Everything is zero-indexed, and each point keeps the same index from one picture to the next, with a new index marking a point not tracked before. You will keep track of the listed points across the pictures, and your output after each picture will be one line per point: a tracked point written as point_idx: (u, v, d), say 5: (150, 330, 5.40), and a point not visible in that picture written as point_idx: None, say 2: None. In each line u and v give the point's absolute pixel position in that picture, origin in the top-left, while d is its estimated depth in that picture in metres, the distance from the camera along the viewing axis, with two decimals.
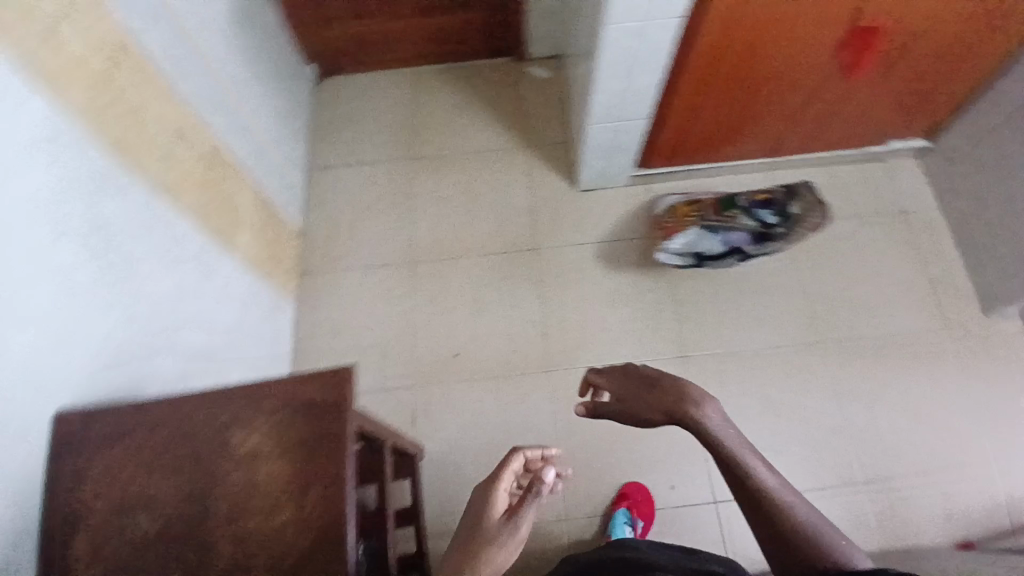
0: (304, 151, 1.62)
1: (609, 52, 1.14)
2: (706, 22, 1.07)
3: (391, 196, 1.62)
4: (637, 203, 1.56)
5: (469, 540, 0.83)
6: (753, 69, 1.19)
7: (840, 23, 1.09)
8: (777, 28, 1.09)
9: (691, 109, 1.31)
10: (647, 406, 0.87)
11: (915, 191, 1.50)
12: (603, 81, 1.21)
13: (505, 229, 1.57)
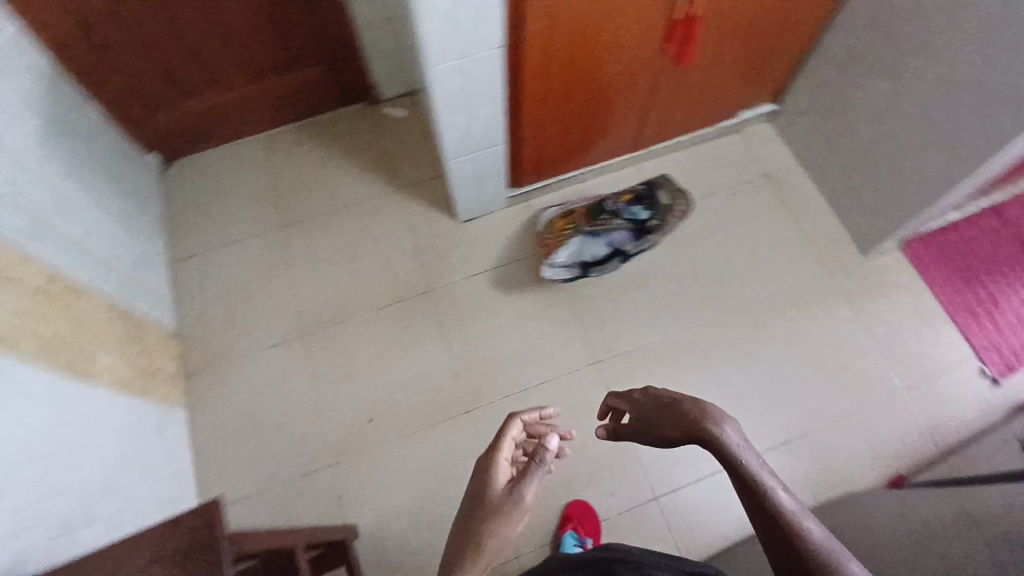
0: (159, 245, 1.52)
1: (441, 89, 1.10)
2: (530, 34, 1.05)
3: (267, 270, 1.52)
4: (521, 221, 1.54)
5: (478, 509, 0.81)
6: (588, 72, 1.20)
7: (654, 16, 1.10)
8: (596, 29, 1.09)
9: (542, 122, 1.30)
10: (662, 427, 0.81)
11: (773, 152, 1.55)
12: (447, 116, 1.18)
13: (394, 278, 1.49)
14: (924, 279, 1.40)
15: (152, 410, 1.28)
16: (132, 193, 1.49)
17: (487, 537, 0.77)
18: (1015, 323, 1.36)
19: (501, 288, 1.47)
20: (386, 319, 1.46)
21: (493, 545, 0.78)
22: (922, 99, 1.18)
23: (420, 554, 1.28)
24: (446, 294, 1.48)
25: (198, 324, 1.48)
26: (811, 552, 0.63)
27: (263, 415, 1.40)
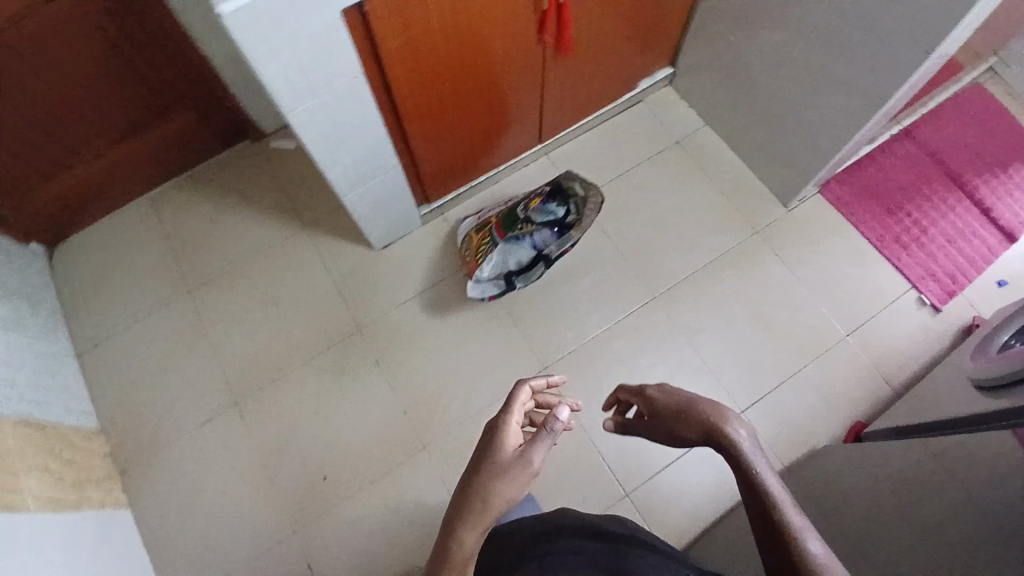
0: (60, 339, 1.39)
1: (309, 131, 1.01)
2: (391, 51, 0.96)
3: (181, 341, 1.40)
4: (442, 236, 1.44)
5: (481, 466, 0.71)
6: (469, 76, 1.12)
7: (525, 8, 1.04)
8: (466, 33, 1.02)
9: (434, 133, 1.22)
10: (676, 428, 0.75)
11: (680, 117, 1.52)
12: (330, 145, 1.07)
13: (317, 324, 1.39)
14: (848, 220, 1.40)
15: (91, 518, 1.15)
16: (16, 290, 1.35)
17: (487, 508, 0.67)
18: (944, 245, 1.37)
19: (433, 312, 1.38)
20: (320, 367, 1.35)
21: (495, 508, 0.68)
22: (804, 42, 1.14)
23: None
24: (377, 328, 1.37)
25: (122, 418, 1.36)
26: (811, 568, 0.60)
27: (206, 499, 1.28)
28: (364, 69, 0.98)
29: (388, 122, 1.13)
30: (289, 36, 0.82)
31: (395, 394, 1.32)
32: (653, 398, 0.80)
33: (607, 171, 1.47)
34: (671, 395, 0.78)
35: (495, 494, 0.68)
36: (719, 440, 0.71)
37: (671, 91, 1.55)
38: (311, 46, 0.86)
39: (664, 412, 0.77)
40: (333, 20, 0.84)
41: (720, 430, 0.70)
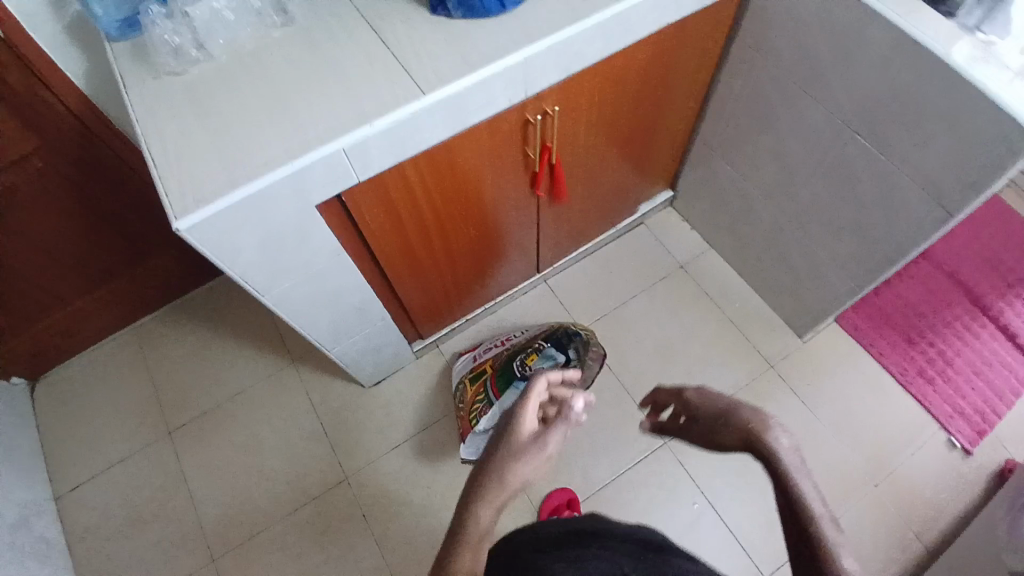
0: (40, 485, 1.26)
1: (291, 303, 0.93)
2: (373, 227, 0.91)
3: (160, 490, 1.29)
4: (437, 372, 1.38)
5: (497, 446, 0.68)
6: (456, 227, 1.05)
7: (514, 164, 0.98)
8: (452, 194, 0.95)
9: (423, 278, 1.14)
10: (715, 439, 0.65)
11: (681, 239, 1.49)
12: (314, 311, 0.99)
13: (304, 470, 1.30)
14: (868, 351, 1.33)
15: None
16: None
17: (502, 492, 0.64)
18: (971, 376, 1.29)
19: (427, 458, 1.30)
20: (306, 522, 1.26)
21: (510, 487, 0.65)
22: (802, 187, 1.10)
23: None
24: (369, 475, 1.29)
25: (97, 575, 1.21)
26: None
27: None
28: (342, 242, 0.90)
29: (372, 280, 1.05)
30: (259, 226, 0.75)
31: (381, 552, 1.22)
32: (691, 396, 0.68)
33: (605, 300, 1.43)
34: (709, 394, 0.67)
35: (509, 479, 0.65)
36: (761, 454, 0.61)
37: (672, 213, 1.51)
38: (286, 237, 0.80)
39: (704, 415, 0.66)
40: (307, 212, 0.78)
41: (764, 445, 0.60)
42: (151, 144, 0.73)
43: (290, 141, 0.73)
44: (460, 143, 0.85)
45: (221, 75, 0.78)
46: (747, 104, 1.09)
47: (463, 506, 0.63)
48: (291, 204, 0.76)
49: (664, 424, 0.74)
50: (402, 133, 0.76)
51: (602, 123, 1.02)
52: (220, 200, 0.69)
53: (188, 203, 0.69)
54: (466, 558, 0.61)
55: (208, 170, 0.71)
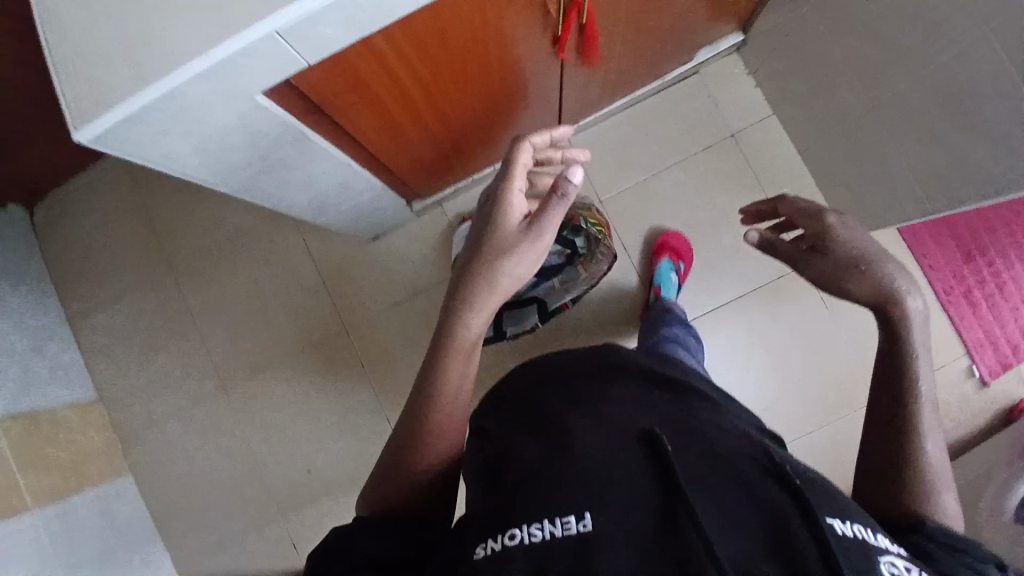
0: (53, 309, 1.30)
1: (254, 183, 0.79)
2: (341, 107, 0.73)
3: (165, 322, 1.30)
4: (439, 232, 1.26)
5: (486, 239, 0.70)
6: (456, 92, 0.85)
7: (528, 20, 0.75)
8: (447, 60, 0.75)
9: (418, 144, 0.97)
10: (840, 278, 0.63)
11: (739, 100, 1.24)
12: (284, 186, 0.85)
13: (303, 317, 1.28)
14: (918, 261, 1.16)
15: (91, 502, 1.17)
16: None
17: (493, 295, 0.67)
18: (1021, 304, 1.13)
19: (426, 318, 1.24)
20: (305, 364, 1.26)
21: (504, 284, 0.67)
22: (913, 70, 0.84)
23: None
24: (368, 328, 1.26)
25: (118, 392, 1.29)
26: (913, 468, 0.55)
27: (196, 486, 1.25)
28: (307, 123, 0.73)
29: (356, 155, 0.89)
30: (187, 116, 0.59)
31: (378, 400, 1.24)
32: (830, 224, 0.65)
33: (636, 171, 1.26)
34: (853, 236, 0.64)
35: (502, 282, 0.68)
36: (886, 311, 0.61)
37: (735, 63, 1.25)
38: (224, 129, 0.64)
39: (837, 254, 0.64)
40: (248, 105, 0.63)
41: (897, 305, 0.60)
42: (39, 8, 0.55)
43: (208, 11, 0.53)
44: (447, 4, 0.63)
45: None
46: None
47: (454, 311, 0.67)
48: (224, 100, 0.60)
49: (779, 243, 0.68)
50: (360, 6, 0.55)
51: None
52: (127, 103, 0.54)
53: (89, 107, 0.55)
54: (465, 357, 0.65)
55: (105, 53, 0.54)
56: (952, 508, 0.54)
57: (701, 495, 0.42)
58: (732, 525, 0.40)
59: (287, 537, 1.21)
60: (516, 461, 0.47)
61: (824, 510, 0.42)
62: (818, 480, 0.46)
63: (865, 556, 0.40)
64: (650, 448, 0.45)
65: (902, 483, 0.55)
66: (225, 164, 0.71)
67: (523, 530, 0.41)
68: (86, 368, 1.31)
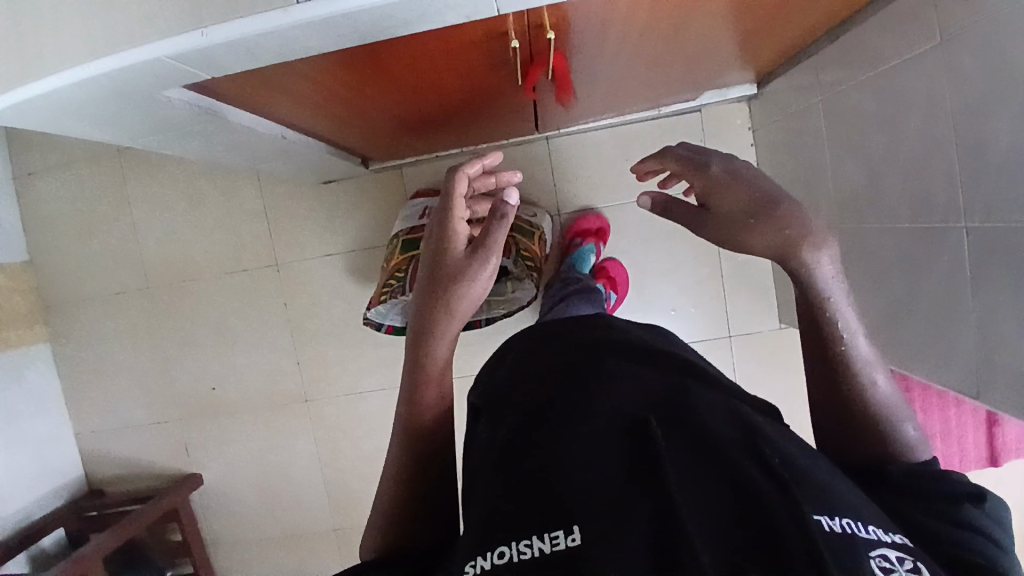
0: None
1: (163, 138, 0.74)
2: (261, 96, 0.67)
3: (103, 204, 1.28)
4: (392, 196, 1.22)
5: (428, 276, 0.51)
6: (403, 101, 0.77)
7: (484, 61, 0.67)
8: (387, 80, 0.67)
9: (368, 126, 0.90)
10: (736, 237, 0.49)
11: (732, 149, 1.16)
12: (205, 141, 0.80)
13: (239, 241, 1.26)
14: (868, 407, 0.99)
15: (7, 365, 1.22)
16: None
17: (455, 319, 0.49)
18: None
19: (357, 278, 1.24)
20: (231, 287, 1.27)
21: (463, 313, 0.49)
22: (889, 217, 0.80)
23: (256, 517, 1.32)
24: (298, 272, 1.25)
25: (48, 260, 1.30)
26: (863, 412, 0.46)
27: (108, 369, 1.31)
28: (223, 103, 0.67)
29: (292, 123, 0.83)
30: (69, 101, 0.54)
31: (293, 342, 1.26)
32: (712, 178, 0.50)
33: (604, 195, 1.18)
34: (747, 182, 0.49)
35: (456, 311, 0.49)
36: (793, 268, 0.47)
37: (742, 115, 1.15)
38: (118, 108, 0.59)
39: (726, 211, 0.49)
40: (147, 98, 0.57)
41: (801, 258, 0.46)
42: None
43: (89, 11, 0.46)
44: (379, 50, 0.57)
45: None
46: (914, 69, 0.69)
47: (411, 353, 0.49)
48: (117, 93, 0.55)
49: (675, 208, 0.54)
50: (262, 43, 0.49)
51: (631, 30, 0.66)
52: (2, 91, 0.50)
53: None
54: (437, 384, 0.49)
55: None
56: (913, 435, 0.46)
57: (682, 478, 0.35)
58: (712, 509, 0.34)
59: (182, 439, 1.31)
60: (501, 449, 0.42)
61: (809, 497, 0.35)
62: (815, 468, 0.38)
63: (850, 547, 0.32)
64: (629, 435, 0.38)
65: (855, 429, 0.46)
66: (122, 128, 0.67)
67: (513, 547, 0.34)
68: (19, 226, 1.29)
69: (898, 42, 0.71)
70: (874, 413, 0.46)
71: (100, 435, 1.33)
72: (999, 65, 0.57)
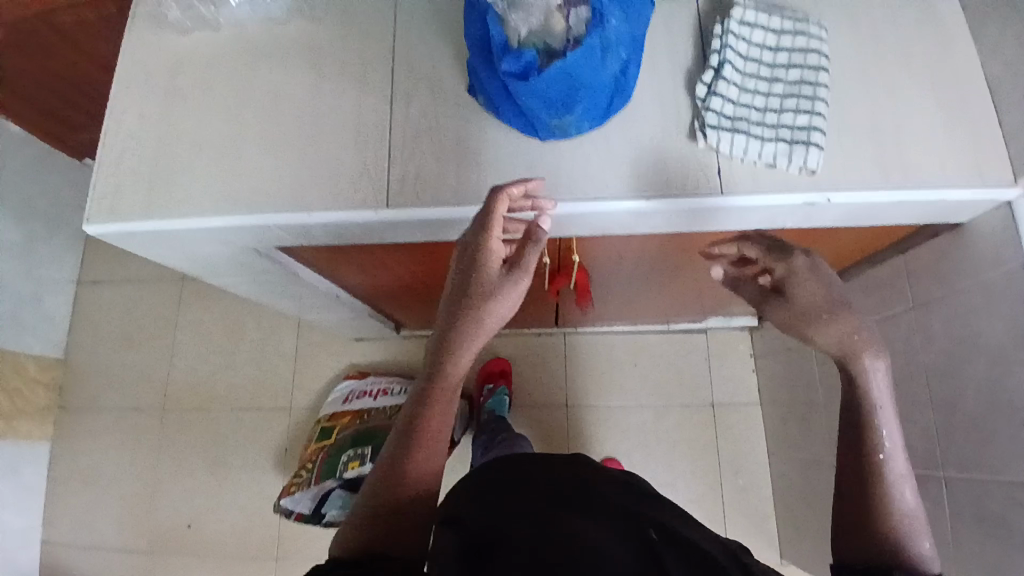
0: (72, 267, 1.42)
1: (235, 280, 0.86)
2: (331, 263, 0.79)
3: (154, 321, 1.40)
4: (411, 363, 1.30)
5: (464, 287, 0.50)
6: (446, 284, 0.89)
7: None
8: (436, 267, 0.80)
9: (410, 300, 1.02)
10: (801, 326, 0.53)
11: (735, 373, 1.24)
12: (273, 288, 0.92)
13: (263, 377, 1.33)
14: None
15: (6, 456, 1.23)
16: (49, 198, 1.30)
17: (478, 338, 0.50)
18: None
19: None
20: (241, 422, 1.31)
21: (488, 328, 0.50)
22: None
23: None
24: (308, 417, 1.30)
25: (83, 362, 1.39)
26: (879, 513, 0.47)
27: (95, 481, 1.31)
28: (303, 263, 0.80)
29: (346, 287, 0.95)
30: (188, 239, 0.66)
31: None
32: (794, 266, 0.53)
33: (611, 393, 1.25)
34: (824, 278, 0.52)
35: (481, 331, 0.50)
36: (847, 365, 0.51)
37: (745, 342, 1.24)
38: (219, 250, 0.71)
39: (801, 302, 0.52)
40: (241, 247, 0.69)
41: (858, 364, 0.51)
42: (108, 111, 0.65)
43: (233, 181, 0.61)
44: (435, 246, 0.70)
45: (215, 57, 0.65)
46: (890, 328, 0.79)
47: (429, 367, 0.51)
48: (230, 241, 0.67)
49: (745, 288, 0.58)
50: (348, 229, 0.61)
51: (645, 261, 0.79)
52: (147, 217, 0.61)
53: (106, 205, 0.62)
54: (449, 402, 0.50)
55: (135, 189, 0.62)
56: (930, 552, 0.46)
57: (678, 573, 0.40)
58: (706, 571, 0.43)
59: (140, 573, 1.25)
60: (512, 501, 0.45)
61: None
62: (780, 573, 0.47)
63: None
64: (630, 534, 0.43)
65: (870, 527, 0.47)
66: (211, 265, 0.78)
67: None
68: (69, 324, 1.41)
69: (876, 302, 0.82)
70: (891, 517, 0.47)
71: (59, 553, 1.28)
72: (959, 333, 0.67)
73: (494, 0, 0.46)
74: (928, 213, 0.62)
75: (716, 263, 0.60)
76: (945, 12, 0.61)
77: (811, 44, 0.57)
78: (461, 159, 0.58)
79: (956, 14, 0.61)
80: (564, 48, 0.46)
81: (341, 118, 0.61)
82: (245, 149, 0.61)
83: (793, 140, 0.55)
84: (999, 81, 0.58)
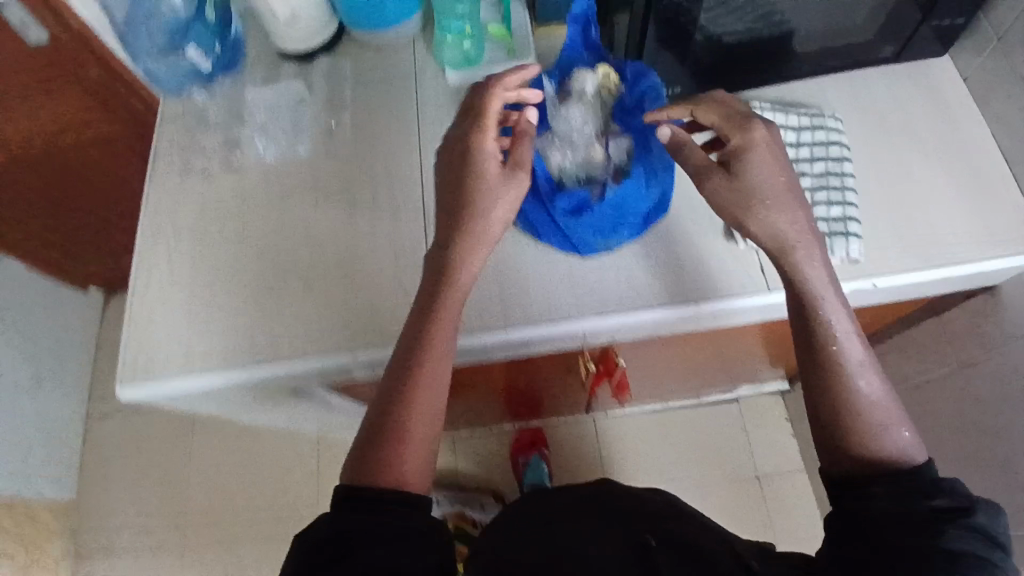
0: (81, 400, 1.37)
1: (263, 413, 0.84)
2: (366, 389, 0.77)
3: (168, 448, 1.35)
4: (436, 469, 1.24)
5: (461, 187, 0.51)
6: (480, 393, 0.87)
7: (558, 371, 0.77)
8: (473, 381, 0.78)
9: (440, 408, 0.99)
10: (749, 207, 0.50)
11: (774, 440, 1.20)
12: (301, 416, 0.89)
13: (286, 497, 1.27)
14: None
15: None
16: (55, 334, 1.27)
17: (480, 238, 0.50)
18: None
19: None
20: (266, 548, 1.25)
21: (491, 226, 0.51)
22: None
23: None
24: None
25: (95, 500, 1.32)
26: (844, 417, 0.47)
27: None
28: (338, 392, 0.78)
29: None
30: (226, 395, 0.63)
31: None
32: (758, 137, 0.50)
33: (650, 475, 1.20)
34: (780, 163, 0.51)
35: (482, 232, 0.50)
36: (788, 267, 0.50)
37: (780, 408, 1.22)
38: (255, 399, 0.67)
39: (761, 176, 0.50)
40: (282, 396, 0.66)
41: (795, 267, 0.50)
42: (134, 264, 0.63)
43: (271, 329, 0.59)
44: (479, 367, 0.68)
45: (240, 200, 0.65)
46: (940, 391, 0.78)
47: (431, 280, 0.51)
48: (272, 391, 0.64)
49: (689, 149, 0.53)
50: None
51: (684, 351, 0.78)
52: (191, 377, 0.59)
53: (142, 370, 0.59)
54: (453, 314, 0.50)
55: (169, 346, 0.60)
56: (903, 442, 0.46)
57: None
58: None
59: None
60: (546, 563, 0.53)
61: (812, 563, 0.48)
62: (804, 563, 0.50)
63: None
64: None
65: (843, 437, 0.47)
66: (243, 409, 0.75)
67: None
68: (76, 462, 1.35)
69: (918, 365, 0.81)
70: (857, 413, 0.47)
71: None
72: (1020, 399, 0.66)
73: (548, 139, 0.57)
74: (971, 284, 0.62)
75: (665, 123, 0.54)
76: (948, 92, 0.64)
77: (831, 136, 0.58)
78: (504, 284, 0.57)
79: (958, 88, 0.64)
80: (604, 181, 0.58)
81: (378, 252, 0.61)
82: (281, 294, 0.60)
83: (832, 231, 0.55)
84: (1014, 151, 0.60)
